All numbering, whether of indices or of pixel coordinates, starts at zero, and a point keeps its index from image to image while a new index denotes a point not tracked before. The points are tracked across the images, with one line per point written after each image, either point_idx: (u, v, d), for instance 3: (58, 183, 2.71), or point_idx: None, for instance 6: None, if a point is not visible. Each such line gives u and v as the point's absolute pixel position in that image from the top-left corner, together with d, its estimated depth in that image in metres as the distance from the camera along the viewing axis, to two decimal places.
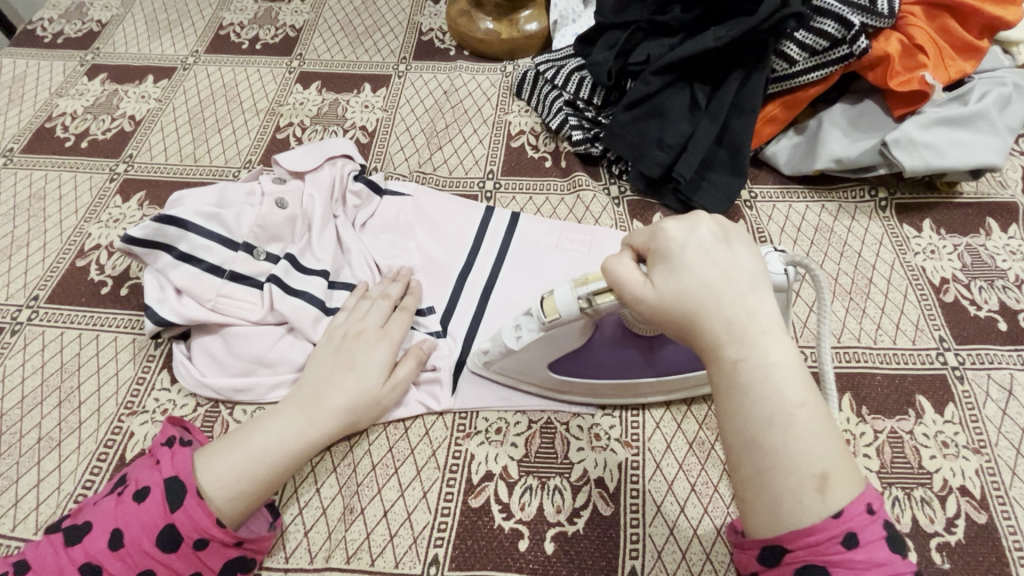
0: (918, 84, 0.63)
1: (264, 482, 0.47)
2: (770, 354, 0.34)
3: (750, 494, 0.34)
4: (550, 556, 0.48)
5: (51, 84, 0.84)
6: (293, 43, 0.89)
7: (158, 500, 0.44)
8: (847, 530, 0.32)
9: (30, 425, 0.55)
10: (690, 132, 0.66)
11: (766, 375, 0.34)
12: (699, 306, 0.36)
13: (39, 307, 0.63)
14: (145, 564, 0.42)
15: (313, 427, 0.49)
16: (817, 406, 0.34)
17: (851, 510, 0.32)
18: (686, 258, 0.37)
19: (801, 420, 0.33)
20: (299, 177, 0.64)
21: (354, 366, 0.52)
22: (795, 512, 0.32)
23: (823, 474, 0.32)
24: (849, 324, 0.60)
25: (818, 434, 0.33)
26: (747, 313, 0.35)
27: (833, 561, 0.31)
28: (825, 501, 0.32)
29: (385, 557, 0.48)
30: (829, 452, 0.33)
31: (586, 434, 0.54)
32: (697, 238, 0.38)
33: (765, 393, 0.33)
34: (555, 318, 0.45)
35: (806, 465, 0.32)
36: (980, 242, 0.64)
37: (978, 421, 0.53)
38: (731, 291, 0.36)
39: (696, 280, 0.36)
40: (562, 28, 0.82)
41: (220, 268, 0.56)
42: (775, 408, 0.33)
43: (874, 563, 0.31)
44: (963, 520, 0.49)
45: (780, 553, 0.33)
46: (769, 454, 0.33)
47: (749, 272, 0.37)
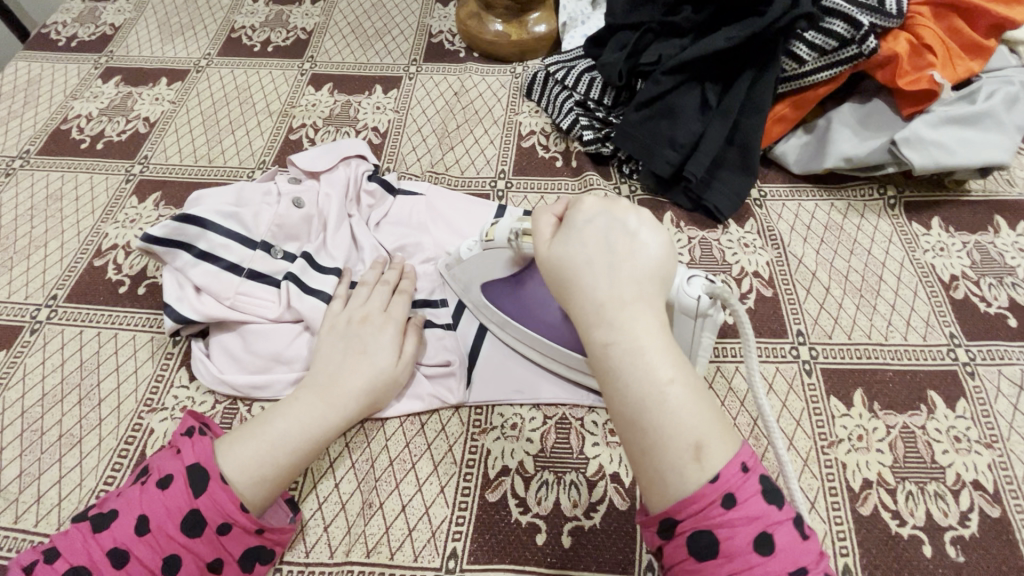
0: (926, 84, 0.64)
1: (286, 466, 0.47)
2: (637, 332, 0.35)
3: (639, 468, 0.35)
4: (568, 550, 0.48)
5: (66, 86, 0.85)
6: (304, 45, 0.90)
7: (181, 486, 0.44)
8: (725, 493, 0.33)
9: (51, 422, 0.56)
10: (702, 131, 0.67)
11: (633, 353, 0.35)
12: (577, 286, 0.38)
13: (57, 307, 0.64)
14: (169, 549, 0.43)
15: (333, 411, 0.50)
16: (687, 380, 0.35)
17: (727, 472, 0.33)
18: (580, 238, 0.39)
19: (672, 396, 0.34)
20: (314, 177, 0.65)
21: (366, 349, 0.53)
22: (677, 483, 0.34)
23: (697, 444, 0.34)
24: (860, 321, 0.60)
25: (690, 408, 0.34)
26: (616, 293, 0.37)
27: (717, 522, 0.33)
28: (702, 470, 0.33)
29: (404, 551, 0.49)
30: (702, 421, 0.34)
31: (600, 429, 0.54)
32: (598, 219, 0.40)
33: (635, 373, 0.34)
34: (491, 241, 0.51)
35: (681, 436, 0.34)
36: (989, 240, 0.65)
37: (989, 416, 0.54)
38: (608, 273, 0.37)
39: (577, 261, 0.39)
40: (571, 30, 0.83)
41: (239, 267, 0.57)
42: (647, 387, 0.34)
43: (750, 517, 0.33)
44: (976, 514, 0.49)
45: (673, 525, 0.34)
46: (648, 431, 0.34)
47: (630, 253, 0.38)
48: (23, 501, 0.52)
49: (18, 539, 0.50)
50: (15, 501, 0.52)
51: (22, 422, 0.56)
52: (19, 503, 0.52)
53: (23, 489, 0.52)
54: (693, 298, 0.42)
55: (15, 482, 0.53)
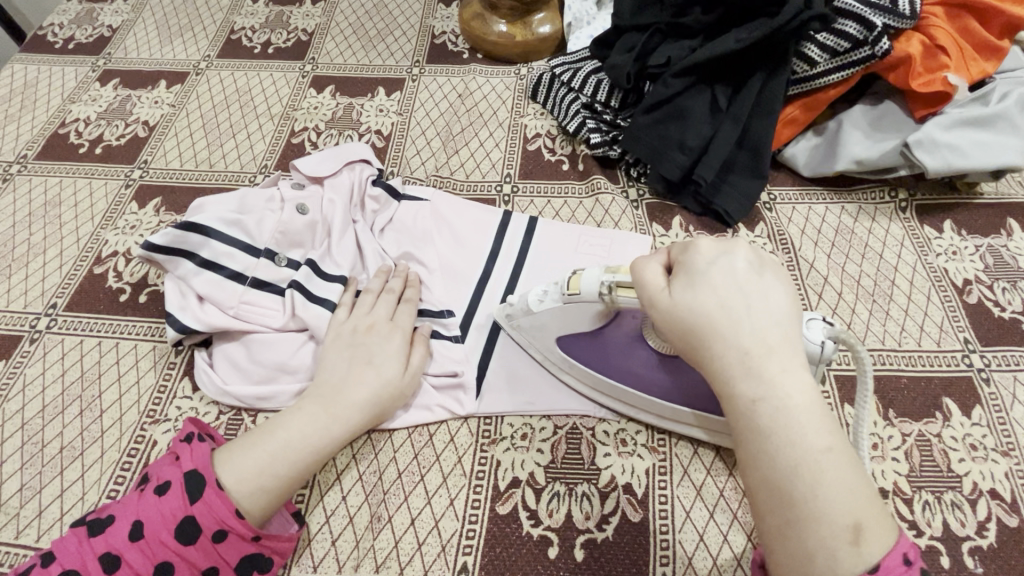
0: (940, 86, 0.63)
1: (287, 476, 0.46)
2: (789, 391, 0.35)
3: (779, 540, 0.34)
4: (581, 563, 0.47)
5: (64, 89, 0.84)
6: (305, 47, 0.88)
7: (177, 493, 0.43)
8: None
9: (52, 434, 0.55)
10: (712, 135, 0.66)
11: (783, 413, 0.34)
12: (712, 334, 0.37)
13: (57, 315, 0.62)
14: (163, 556, 0.42)
15: (337, 422, 0.49)
16: (843, 454, 0.34)
17: (884, 558, 0.32)
18: (709, 285, 0.38)
19: (827, 468, 0.33)
20: (317, 182, 0.64)
21: (372, 359, 0.52)
22: (829, 565, 0.32)
23: (855, 526, 0.32)
24: (872, 327, 0.59)
25: (846, 481, 0.33)
26: (764, 348, 0.36)
27: None
28: (859, 555, 0.32)
29: (414, 565, 0.48)
30: (859, 502, 0.33)
31: (612, 439, 0.53)
32: (725, 263, 0.39)
33: (787, 438, 0.34)
34: (576, 294, 0.49)
35: (837, 516, 0.32)
36: (1002, 243, 0.64)
37: (1006, 423, 0.53)
38: (748, 324, 0.36)
39: (713, 302, 0.37)
40: (576, 30, 0.82)
41: (242, 275, 0.56)
42: (800, 455, 0.33)
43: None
44: (994, 524, 0.48)
45: None
46: (797, 500, 0.33)
47: (774, 309, 0.37)
48: (23, 516, 0.51)
49: (19, 555, 0.49)
50: (17, 515, 0.51)
51: (23, 435, 0.55)
52: (20, 517, 0.51)
53: (24, 503, 0.51)
54: (817, 344, 0.41)
55: (16, 496, 0.52)
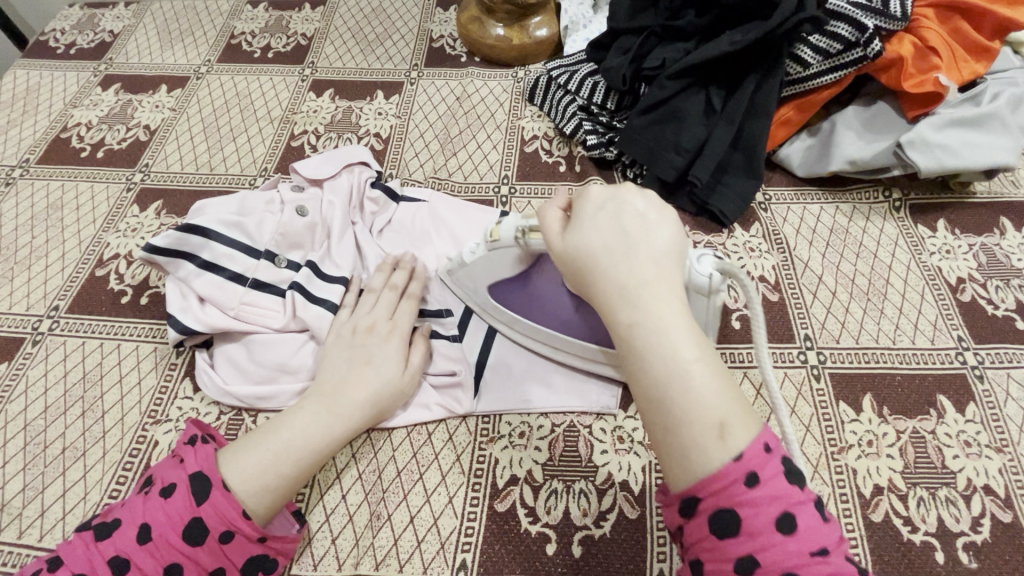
0: (932, 86, 0.63)
1: (290, 476, 0.47)
2: (661, 309, 0.35)
3: (660, 447, 0.35)
4: (578, 559, 0.48)
5: (65, 95, 0.85)
6: (304, 51, 0.89)
7: (183, 495, 0.44)
8: (749, 471, 0.33)
9: (54, 435, 0.55)
10: (706, 136, 0.66)
11: (657, 329, 0.35)
12: (598, 266, 0.38)
13: (59, 318, 0.63)
14: (171, 558, 0.42)
15: (339, 421, 0.50)
16: (710, 361, 0.35)
17: (750, 451, 0.33)
18: (594, 225, 0.40)
19: (696, 375, 0.34)
20: (317, 184, 0.65)
21: (371, 360, 0.53)
22: (699, 461, 0.34)
23: (720, 422, 0.34)
24: (867, 325, 0.60)
25: (713, 386, 0.34)
26: (639, 276, 0.37)
27: (740, 502, 0.32)
28: (725, 447, 0.33)
29: (413, 562, 0.48)
30: (725, 401, 0.34)
31: (609, 436, 0.54)
32: (612, 205, 0.40)
33: (659, 353, 0.35)
34: (497, 241, 0.52)
35: (704, 414, 0.34)
36: (995, 242, 0.64)
37: (999, 419, 0.54)
38: (625, 253, 0.38)
39: (597, 243, 0.39)
40: (573, 34, 0.83)
41: (243, 277, 0.57)
42: (671, 365, 0.34)
43: (773, 497, 0.32)
44: (988, 519, 0.49)
45: (694, 503, 0.34)
46: (669, 406, 0.34)
47: (653, 241, 0.38)
48: (26, 516, 0.51)
49: (22, 555, 0.50)
50: (20, 515, 0.51)
51: (25, 436, 0.55)
52: (23, 517, 0.51)
53: (26, 504, 0.52)
54: (704, 276, 0.42)
55: (18, 496, 0.52)
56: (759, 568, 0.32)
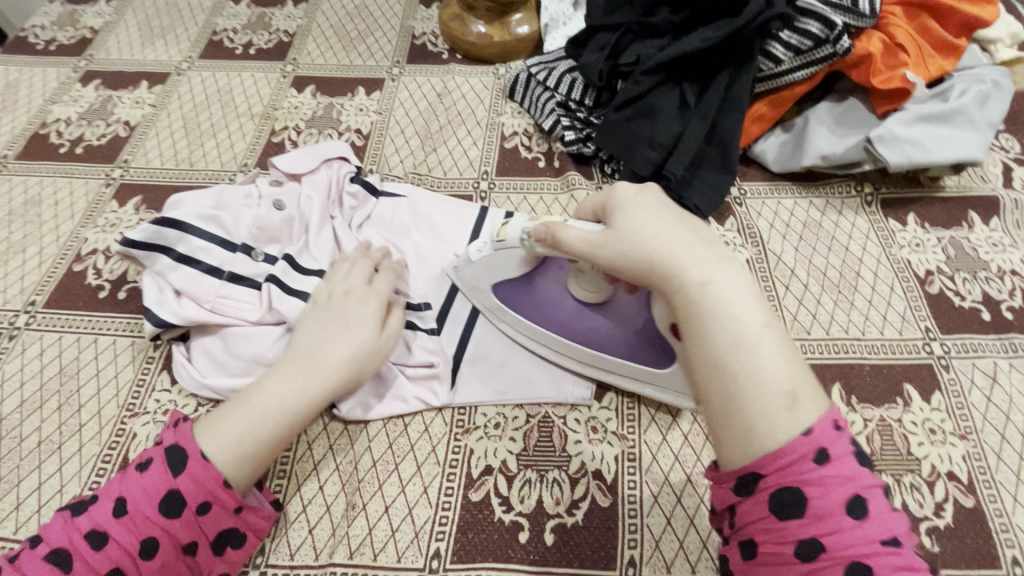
0: (899, 83, 0.65)
1: (266, 439, 0.47)
2: (729, 285, 0.41)
3: (724, 420, 0.38)
4: (551, 547, 0.49)
5: (45, 91, 0.84)
6: (286, 47, 0.89)
7: (159, 468, 0.44)
8: (818, 448, 0.35)
9: (30, 429, 0.55)
10: (681, 131, 0.67)
11: (726, 300, 0.40)
12: (658, 244, 0.44)
13: (36, 312, 0.63)
14: (148, 531, 0.43)
15: (314, 381, 0.49)
16: (775, 335, 0.39)
17: (819, 426, 0.35)
18: (650, 215, 0.46)
19: (763, 344, 0.38)
20: (295, 179, 0.65)
21: (347, 322, 0.52)
22: (768, 431, 0.36)
23: (791, 394, 0.36)
24: (837, 316, 0.61)
25: (777, 357, 0.38)
26: (700, 256, 0.43)
27: (807, 479, 0.34)
28: (795, 417, 0.36)
29: (387, 552, 0.49)
30: (791, 373, 0.37)
31: (583, 426, 0.55)
32: (657, 202, 0.47)
33: (727, 323, 0.39)
34: (502, 241, 0.54)
35: (774, 385, 0.37)
36: (963, 235, 0.66)
37: (964, 408, 0.55)
38: (686, 239, 0.44)
39: (655, 231, 0.44)
40: (552, 31, 0.84)
41: (219, 270, 0.57)
42: (738, 336, 0.39)
43: (842, 475, 0.34)
44: (951, 505, 0.50)
45: (754, 480, 0.36)
46: (738, 375, 0.37)
47: (701, 233, 0.45)
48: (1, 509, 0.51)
49: None
50: None
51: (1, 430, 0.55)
52: None
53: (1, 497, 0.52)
54: None
55: None
56: (825, 551, 0.33)
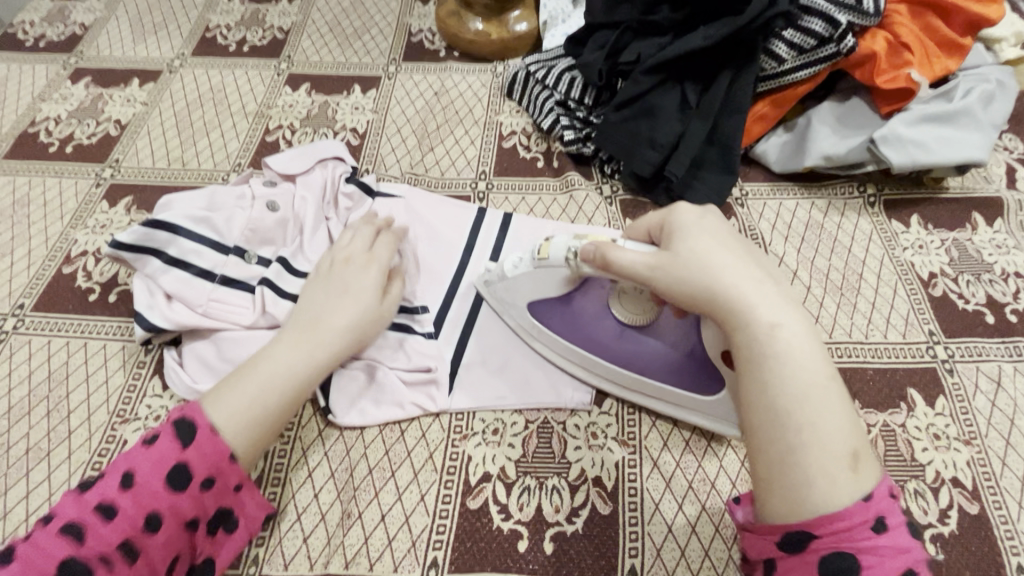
0: (904, 82, 0.64)
1: (279, 404, 0.48)
2: (797, 336, 0.39)
3: (777, 473, 0.36)
4: (550, 556, 0.48)
5: (34, 88, 0.83)
6: (280, 44, 0.88)
7: (166, 441, 0.44)
8: (876, 515, 0.34)
9: (18, 435, 0.54)
10: (682, 131, 0.66)
11: (795, 352, 0.39)
12: (722, 284, 0.41)
13: (24, 316, 0.62)
14: (154, 505, 0.42)
15: (321, 346, 0.51)
16: (839, 393, 0.38)
17: (877, 493, 0.35)
18: (718, 246, 0.43)
19: (828, 402, 0.37)
20: (289, 180, 0.64)
21: (349, 289, 0.54)
22: (828, 492, 0.35)
23: (851, 455, 0.36)
24: (840, 319, 0.60)
25: (841, 418, 0.37)
26: (768, 297, 0.41)
27: (862, 546, 0.34)
28: (857, 482, 0.35)
29: (383, 561, 0.48)
30: (853, 436, 0.37)
31: (583, 432, 0.54)
32: (721, 232, 0.45)
33: (793, 375, 0.38)
34: (546, 259, 0.52)
35: (836, 447, 0.36)
36: (967, 237, 0.65)
37: (968, 413, 0.54)
38: (756, 276, 0.42)
39: (723, 264, 0.42)
40: (552, 29, 0.81)
41: (211, 273, 0.56)
42: (804, 390, 0.37)
43: (898, 547, 0.34)
44: (955, 511, 0.49)
45: (806, 540, 0.35)
46: (801, 430, 0.36)
47: (768, 271, 0.43)
48: None
49: None
50: None
51: None
52: None
53: None
54: None
55: None
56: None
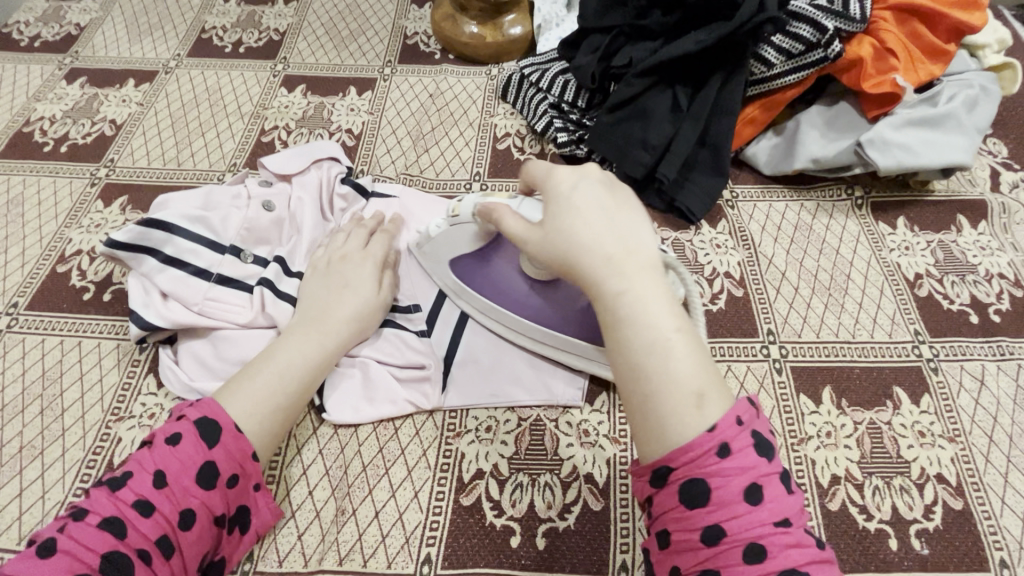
0: (889, 87, 0.65)
1: (296, 394, 0.50)
2: (643, 288, 0.40)
3: (638, 420, 0.38)
4: (542, 551, 0.48)
5: (28, 88, 0.83)
6: (277, 46, 0.88)
7: (192, 441, 0.44)
8: (720, 443, 0.35)
9: (12, 434, 0.54)
10: (673, 133, 0.67)
11: (640, 304, 0.39)
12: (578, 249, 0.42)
13: (18, 315, 0.62)
14: (186, 503, 0.43)
15: (328, 338, 0.53)
16: (689, 332, 0.39)
17: (724, 423, 0.36)
18: (576, 206, 0.43)
19: (676, 344, 0.38)
20: (285, 180, 0.65)
21: (347, 284, 0.56)
22: (678, 430, 0.36)
23: (698, 393, 0.37)
24: (828, 319, 0.61)
25: (689, 356, 0.38)
26: (623, 250, 0.41)
27: (711, 471, 0.35)
28: (700, 416, 0.36)
29: (377, 557, 0.48)
30: (702, 373, 0.38)
31: (575, 430, 0.54)
32: (585, 188, 0.44)
33: (643, 325, 0.39)
34: (457, 216, 0.54)
35: (683, 385, 0.37)
36: (952, 238, 0.66)
37: (953, 411, 0.55)
38: (612, 231, 0.42)
39: (577, 225, 0.42)
40: (546, 32, 0.84)
41: (207, 272, 0.56)
42: (654, 338, 0.38)
43: (742, 468, 0.35)
44: (940, 507, 0.50)
45: (666, 473, 0.36)
46: (651, 376, 0.38)
47: (627, 222, 0.43)
48: None
49: None
50: None
51: None
52: None
53: None
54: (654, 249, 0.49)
55: None
56: (726, 535, 0.34)
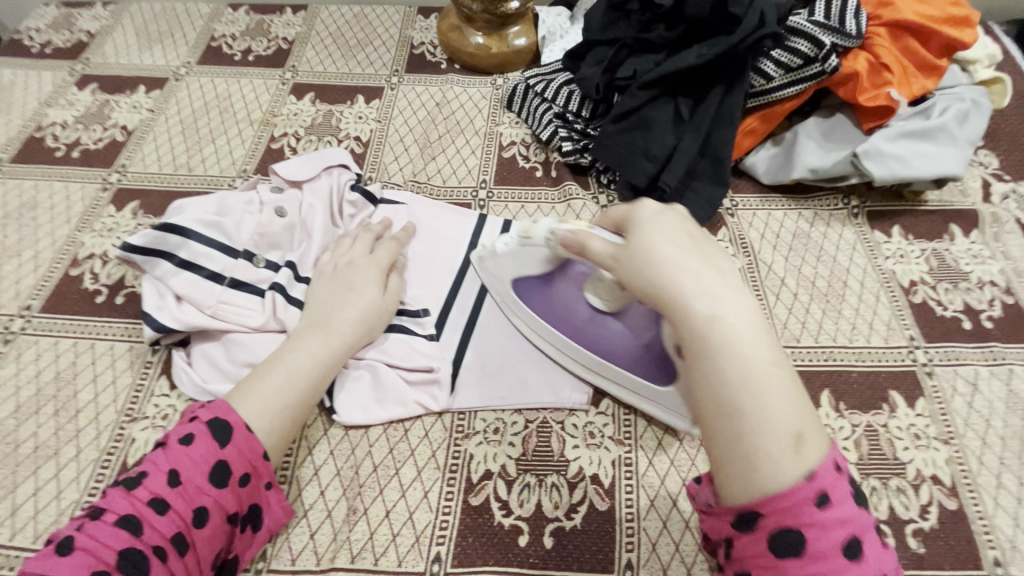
0: (884, 100, 0.68)
1: (306, 394, 0.51)
2: (737, 314, 0.38)
3: (725, 458, 0.36)
4: (549, 550, 0.49)
5: (40, 94, 0.84)
6: (285, 54, 0.90)
7: (204, 441, 0.45)
8: (818, 492, 0.34)
9: (26, 434, 0.55)
10: (676, 143, 0.70)
11: (735, 332, 0.37)
12: (661, 269, 0.41)
13: (32, 317, 0.63)
14: (199, 501, 0.44)
15: (335, 338, 0.54)
16: (784, 367, 0.37)
17: (822, 470, 0.35)
18: (662, 234, 0.42)
19: (772, 378, 0.36)
20: (296, 185, 0.66)
21: (353, 287, 0.57)
22: (772, 474, 0.34)
23: (796, 435, 0.35)
24: (825, 324, 0.63)
25: (787, 394, 0.36)
26: (710, 277, 0.40)
27: (809, 522, 0.34)
28: (800, 462, 0.35)
29: (388, 556, 0.49)
30: (799, 414, 0.36)
31: (581, 432, 0.56)
32: (669, 217, 0.44)
33: (735, 356, 0.36)
34: (530, 237, 0.55)
35: (782, 425, 0.35)
36: (945, 247, 0.68)
37: (946, 414, 0.57)
38: (700, 259, 0.41)
39: (662, 251, 0.41)
40: (550, 43, 0.86)
41: (220, 275, 0.57)
42: (748, 370, 0.36)
43: (842, 520, 0.34)
44: (935, 507, 0.52)
45: (755, 518, 0.35)
46: (743, 412, 0.35)
47: (713, 253, 0.42)
48: None
49: None
50: None
51: None
52: None
53: None
54: None
55: None
56: None
